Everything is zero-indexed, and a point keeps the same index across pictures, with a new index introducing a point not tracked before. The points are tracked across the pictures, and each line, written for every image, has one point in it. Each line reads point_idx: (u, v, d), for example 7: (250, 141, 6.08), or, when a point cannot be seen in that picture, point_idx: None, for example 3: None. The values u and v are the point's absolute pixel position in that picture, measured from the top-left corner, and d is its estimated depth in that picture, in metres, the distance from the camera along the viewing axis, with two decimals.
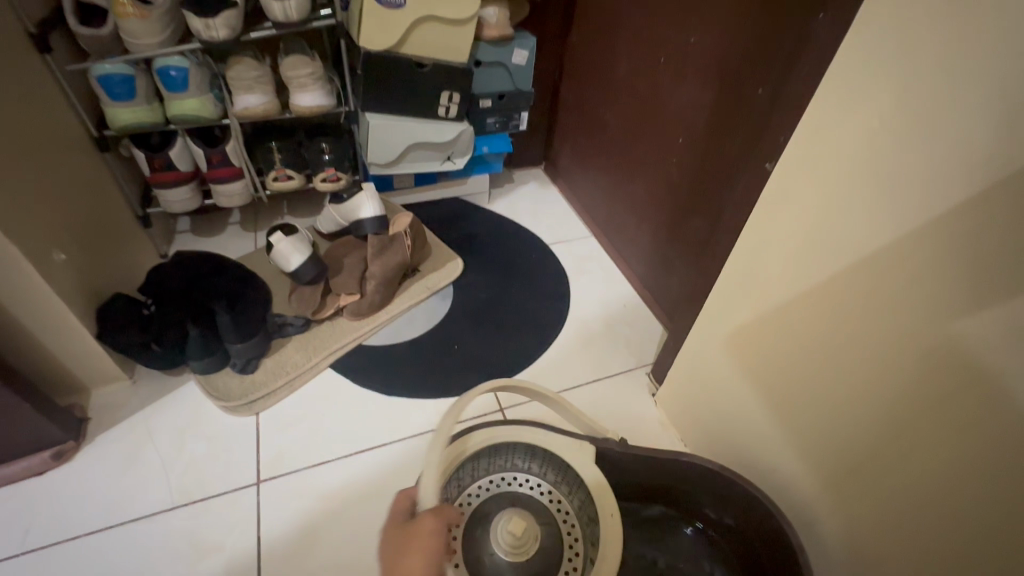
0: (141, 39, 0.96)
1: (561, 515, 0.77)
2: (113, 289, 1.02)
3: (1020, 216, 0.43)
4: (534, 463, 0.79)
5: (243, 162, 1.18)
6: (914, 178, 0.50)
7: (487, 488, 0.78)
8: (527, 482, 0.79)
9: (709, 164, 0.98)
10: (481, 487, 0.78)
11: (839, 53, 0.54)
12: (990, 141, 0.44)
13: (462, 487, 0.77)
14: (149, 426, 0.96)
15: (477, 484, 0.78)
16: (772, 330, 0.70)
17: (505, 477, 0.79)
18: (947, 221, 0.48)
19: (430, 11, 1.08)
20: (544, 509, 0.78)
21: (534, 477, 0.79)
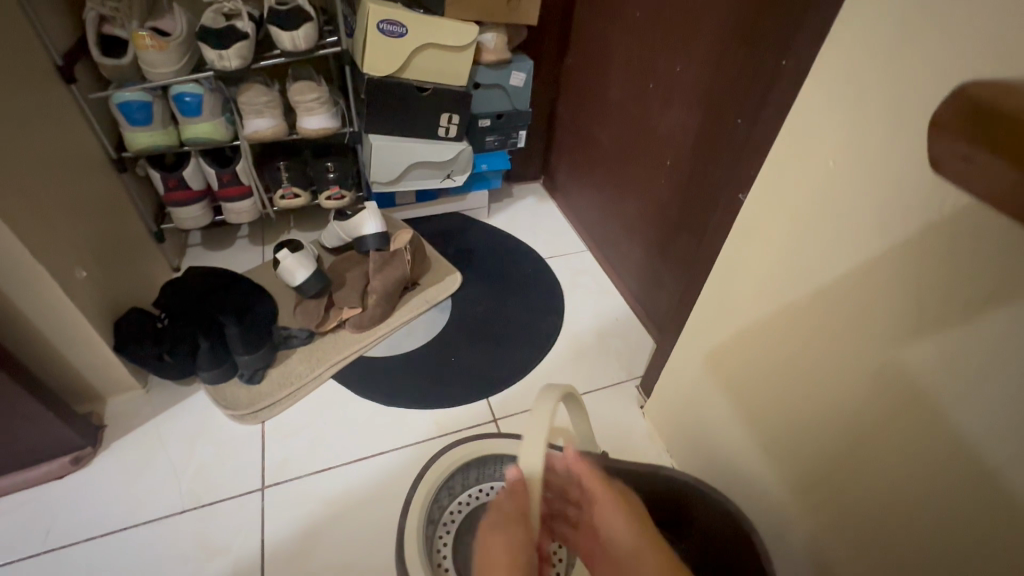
0: (158, 68, 1.02)
1: None
2: (128, 302, 1.08)
3: (950, 253, 0.47)
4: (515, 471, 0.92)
5: (252, 181, 1.24)
6: (863, 214, 0.54)
7: (476, 496, 0.92)
8: None
9: (694, 188, 1.02)
10: (470, 496, 0.91)
11: (799, 96, 0.58)
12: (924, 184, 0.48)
13: (453, 496, 0.90)
14: (161, 433, 1.01)
15: (465, 494, 0.91)
16: (745, 348, 0.74)
17: (491, 486, 0.93)
18: (890, 254, 0.52)
19: (430, 40, 1.14)
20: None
21: None
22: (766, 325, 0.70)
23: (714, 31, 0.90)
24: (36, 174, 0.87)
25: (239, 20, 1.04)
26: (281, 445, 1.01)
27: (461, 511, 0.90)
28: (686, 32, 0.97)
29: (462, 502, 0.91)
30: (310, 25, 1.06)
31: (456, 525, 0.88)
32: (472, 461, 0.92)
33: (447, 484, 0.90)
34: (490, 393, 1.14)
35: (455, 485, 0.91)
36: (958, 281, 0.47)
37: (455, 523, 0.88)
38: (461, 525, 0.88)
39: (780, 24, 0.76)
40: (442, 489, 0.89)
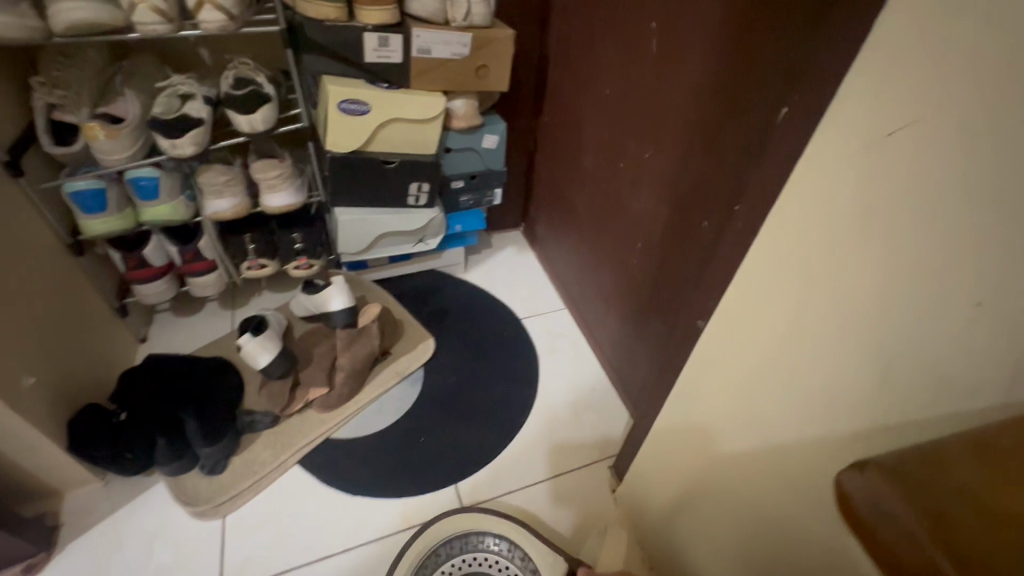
0: (111, 155, 0.99)
1: None
2: (87, 392, 1.05)
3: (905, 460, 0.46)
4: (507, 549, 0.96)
5: (217, 255, 1.22)
6: None
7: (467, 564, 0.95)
8: (496, 564, 0.95)
9: (664, 276, 1.00)
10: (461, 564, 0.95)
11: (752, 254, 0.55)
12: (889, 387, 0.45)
13: (445, 561, 0.95)
14: (119, 531, 1.00)
15: (440, 570, 0.94)
16: (721, 473, 0.72)
17: (481, 559, 0.96)
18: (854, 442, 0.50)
19: (395, 115, 1.11)
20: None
21: (503, 560, 0.96)
22: (743, 460, 0.68)
23: (681, 128, 0.86)
24: None
25: (193, 103, 1.02)
26: (239, 543, 1.00)
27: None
28: (654, 122, 0.93)
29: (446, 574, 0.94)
30: (269, 107, 1.04)
31: None
32: (459, 531, 0.97)
33: (430, 554, 0.95)
34: (459, 478, 1.12)
35: (440, 555, 0.95)
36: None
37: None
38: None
39: (747, 139, 0.72)
40: (439, 548, 0.96)
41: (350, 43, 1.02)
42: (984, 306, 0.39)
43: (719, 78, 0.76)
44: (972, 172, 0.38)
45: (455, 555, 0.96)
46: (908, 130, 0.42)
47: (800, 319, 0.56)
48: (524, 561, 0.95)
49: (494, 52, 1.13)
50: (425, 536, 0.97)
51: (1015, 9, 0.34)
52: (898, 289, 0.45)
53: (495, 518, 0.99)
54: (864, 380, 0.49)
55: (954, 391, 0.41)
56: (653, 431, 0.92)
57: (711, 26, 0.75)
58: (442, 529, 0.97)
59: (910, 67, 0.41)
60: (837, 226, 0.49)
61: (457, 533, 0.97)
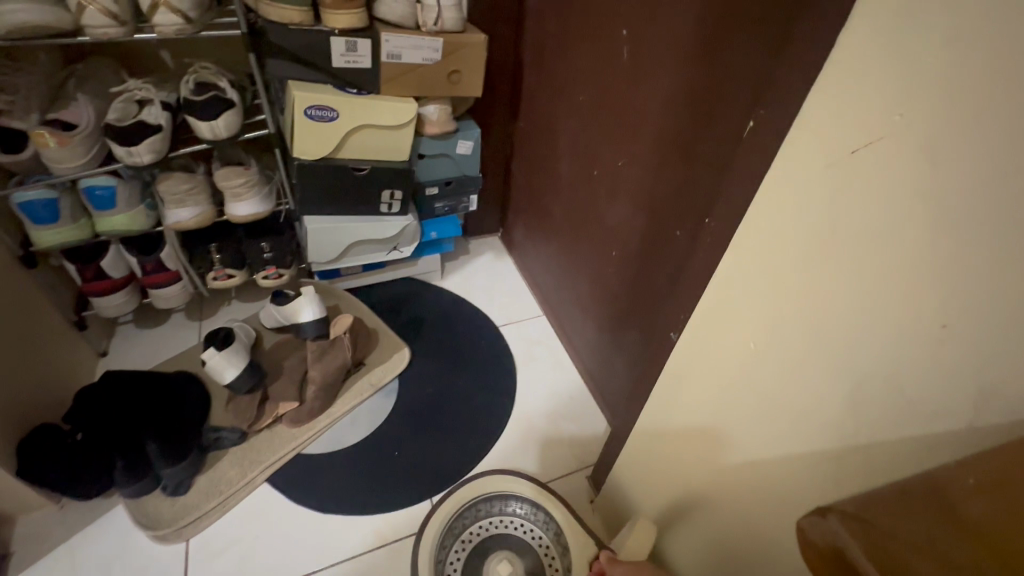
0: (63, 163, 0.94)
1: (548, 562, 0.92)
2: (42, 412, 1.01)
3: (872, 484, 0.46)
4: (544, 521, 0.94)
5: (180, 265, 1.18)
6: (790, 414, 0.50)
7: (504, 524, 0.96)
8: (531, 530, 0.95)
9: (638, 285, 0.99)
10: (499, 521, 0.96)
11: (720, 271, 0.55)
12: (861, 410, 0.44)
13: (486, 515, 0.95)
14: (75, 558, 0.95)
15: (475, 525, 0.95)
16: (695, 487, 0.71)
17: (519, 523, 0.95)
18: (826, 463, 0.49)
19: (365, 121, 1.08)
20: (538, 560, 0.93)
21: (539, 529, 0.94)
22: (715, 477, 0.67)
23: (654, 136, 0.85)
24: None
25: (150, 109, 0.98)
26: (203, 567, 0.96)
27: (484, 531, 0.95)
28: (627, 131, 0.92)
29: (484, 525, 0.95)
30: (232, 113, 1.00)
31: (474, 538, 0.94)
32: (500, 492, 0.95)
33: (472, 506, 0.94)
34: (433, 492, 1.09)
35: (480, 510, 0.95)
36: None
37: (467, 549, 0.93)
38: (473, 546, 0.94)
39: (719, 149, 0.71)
40: (482, 503, 0.95)
41: (317, 47, 1.00)
42: (949, 327, 0.38)
43: (690, 89, 0.75)
44: (935, 193, 0.38)
45: (495, 508, 0.96)
46: (872, 148, 0.41)
47: (771, 335, 0.55)
48: (548, 524, 0.93)
49: (466, 58, 1.11)
50: (469, 488, 0.95)
51: (976, 31, 0.34)
52: (864, 308, 0.44)
53: (541, 490, 0.94)
54: (833, 398, 0.48)
55: (922, 413, 0.41)
56: (629, 443, 0.90)
57: (682, 36, 0.75)
58: (485, 486, 0.95)
59: (873, 84, 0.41)
60: (804, 243, 0.49)
61: (503, 492, 0.95)
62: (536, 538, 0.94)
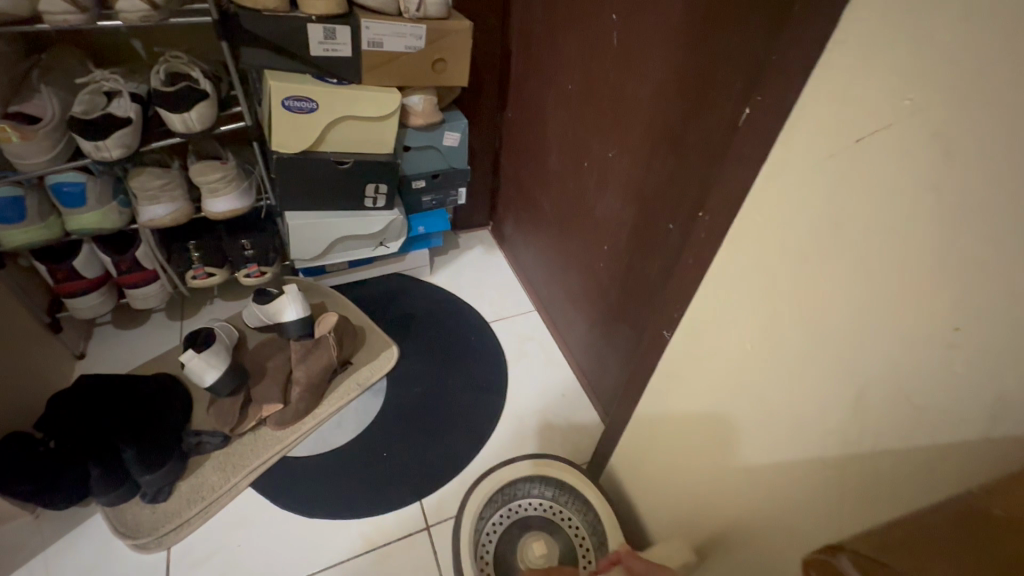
0: (27, 159, 0.90)
1: (583, 554, 0.89)
2: (15, 418, 0.97)
3: (871, 494, 0.43)
4: (584, 515, 0.90)
5: (157, 264, 1.13)
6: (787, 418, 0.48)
7: (547, 507, 0.93)
8: (571, 523, 0.92)
9: (630, 280, 0.96)
10: (542, 505, 0.93)
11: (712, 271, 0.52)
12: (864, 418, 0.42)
13: (531, 495, 0.93)
14: (52, 568, 0.92)
15: (518, 503, 0.93)
16: (693, 488, 0.69)
17: (561, 511, 0.93)
18: (828, 469, 0.47)
19: (346, 113, 1.04)
20: (572, 551, 0.90)
21: (579, 523, 0.91)
22: (712, 480, 0.64)
23: (644, 127, 0.82)
24: None
25: (119, 101, 0.93)
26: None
27: (528, 508, 0.93)
28: (617, 120, 0.89)
29: (533, 504, 0.93)
30: (205, 104, 0.96)
31: (515, 514, 0.93)
32: (541, 476, 0.92)
33: (520, 482, 0.92)
34: (423, 494, 1.06)
35: (525, 488, 0.93)
36: (877, 516, 0.43)
37: (510, 519, 0.92)
38: (515, 519, 0.93)
39: (712, 139, 0.68)
40: (529, 482, 0.93)
41: (294, 34, 0.95)
42: (962, 330, 0.36)
43: (681, 76, 0.72)
44: (947, 186, 0.35)
45: (548, 493, 0.93)
46: (879, 136, 0.39)
47: (769, 335, 0.52)
48: (590, 520, 0.89)
49: (451, 45, 1.07)
50: (510, 470, 0.92)
51: (991, 9, 0.31)
52: (867, 308, 0.42)
53: (580, 477, 0.91)
54: (835, 401, 0.46)
55: (926, 422, 0.38)
56: (624, 442, 0.88)
57: (672, 21, 0.71)
58: (527, 468, 0.92)
59: (878, 67, 0.38)
60: (805, 239, 0.46)
61: (549, 474, 0.92)
62: (576, 533, 0.91)
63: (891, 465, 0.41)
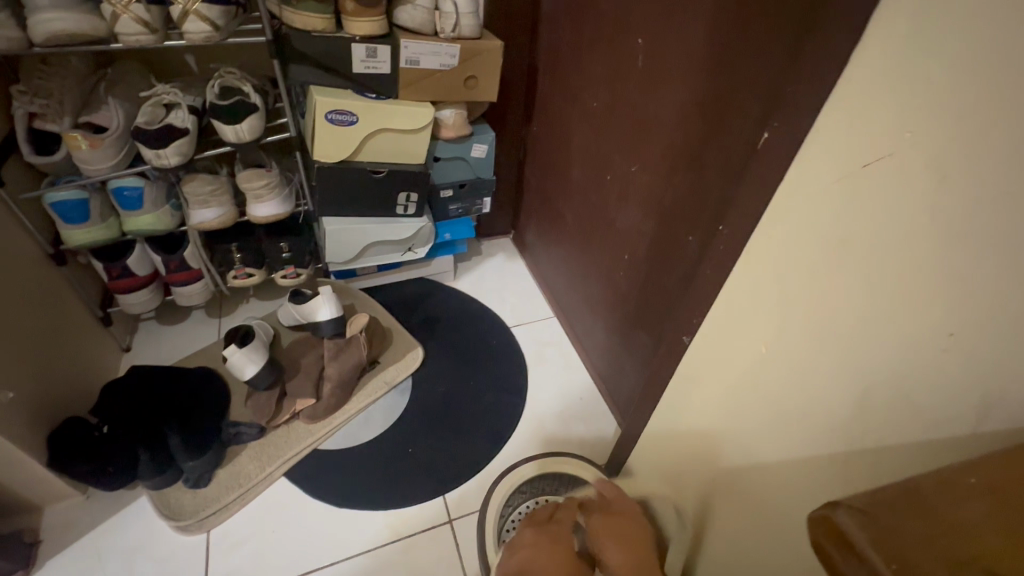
0: (93, 164, 0.97)
1: None
2: (71, 406, 1.04)
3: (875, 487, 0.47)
4: None
5: (202, 264, 1.21)
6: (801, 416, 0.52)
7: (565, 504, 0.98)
8: None
9: (650, 289, 1.00)
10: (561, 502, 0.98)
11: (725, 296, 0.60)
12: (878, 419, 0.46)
13: (551, 490, 0.98)
14: (101, 546, 0.98)
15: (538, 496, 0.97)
16: (709, 487, 0.72)
17: None
18: (836, 464, 0.51)
19: (383, 125, 1.11)
20: None
21: None
22: (727, 478, 0.68)
23: (666, 144, 0.87)
24: None
25: (177, 112, 1.01)
26: (224, 558, 0.99)
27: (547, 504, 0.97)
28: (639, 137, 0.94)
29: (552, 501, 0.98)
30: (255, 116, 1.03)
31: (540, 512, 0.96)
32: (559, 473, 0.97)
33: (542, 479, 0.97)
34: (446, 489, 1.11)
35: (545, 487, 0.97)
36: None
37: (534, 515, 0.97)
38: None
39: (731, 157, 0.72)
40: (549, 477, 0.98)
41: (338, 53, 1.02)
42: (955, 336, 0.40)
43: (702, 99, 0.77)
44: (943, 207, 0.39)
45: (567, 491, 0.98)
46: (883, 163, 0.43)
47: (782, 339, 0.56)
48: None
49: (482, 63, 1.13)
50: (532, 467, 0.96)
51: (983, 54, 0.35)
52: (872, 314, 0.46)
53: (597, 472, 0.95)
54: (842, 401, 0.50)
55: (926, 420, 0.42)
56: (642, 444, 0.92)
57: (694, 48, 0.77)
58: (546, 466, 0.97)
59: (886, 97, 0.42)
60: (816, 252, 0.50)
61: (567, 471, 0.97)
62: None
63: (895, 459, 0.45)
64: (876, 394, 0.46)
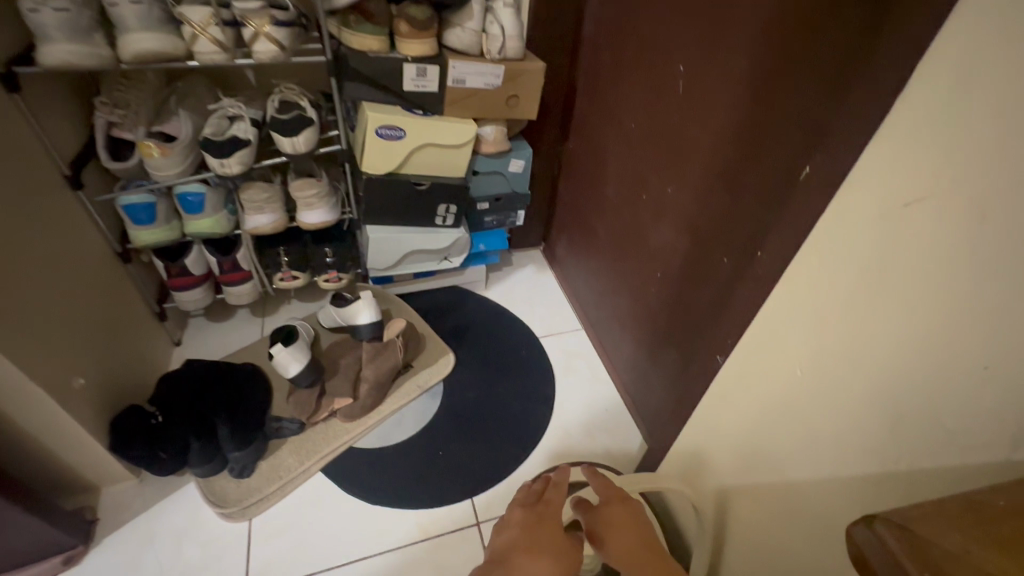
0: (162, 170, 1.05)
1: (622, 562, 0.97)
2: (130, 394, 1.11)
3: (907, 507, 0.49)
4: None
5: (253, 266, 1.28)
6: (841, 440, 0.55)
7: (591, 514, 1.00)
8: None
9: (681, 308, 1.03)
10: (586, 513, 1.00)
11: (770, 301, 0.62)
12: (913, 442, 0.48)
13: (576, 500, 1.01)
14: (151, 528, 1.04)
15: None
16: (739, 503, 0.74)
17: None
18: (868, 484, 0.53)
19: (428, 140, 1.16)
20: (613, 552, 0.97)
21: None
22: (758, 494, 0.70)
23: (703, 166, 0.90)
24: (52, 297, 0.91)
25: (240, 124, 1.08)
26: (263, 546, 1.04)
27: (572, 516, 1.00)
28: (676, 159, 0.97)
29: None
30: (310, 129, 1.09)
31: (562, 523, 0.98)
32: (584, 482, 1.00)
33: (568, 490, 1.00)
34: (474, 493, 1.15)
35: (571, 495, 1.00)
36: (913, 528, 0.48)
37: None
38: None
39: (769, 184, 0.75)
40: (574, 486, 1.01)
41: (390, 72, 1.08)
42: (991, 369, 0.42)
43: (742, 125, 0.79)
44: (982, 245, 0.42)
45: None
46: (924, 201, 0.46)
47: (817, 362, 0.59)
48: None
49: (524, 83, 1.18)
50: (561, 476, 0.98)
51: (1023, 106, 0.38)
52: (910, 342, 0.48)
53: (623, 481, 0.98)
54: (877, 425, 0.52)
55: (960, 445, 0.44)
56: (672, 458, 0.95)
57: (735, 77, 0.80)
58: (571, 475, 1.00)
59: (927, 139, 0.45)
60: (855, 281, 0.53)
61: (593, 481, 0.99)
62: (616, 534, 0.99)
63: (928, 481, 0.47)
64: (911, 420, 0.48)
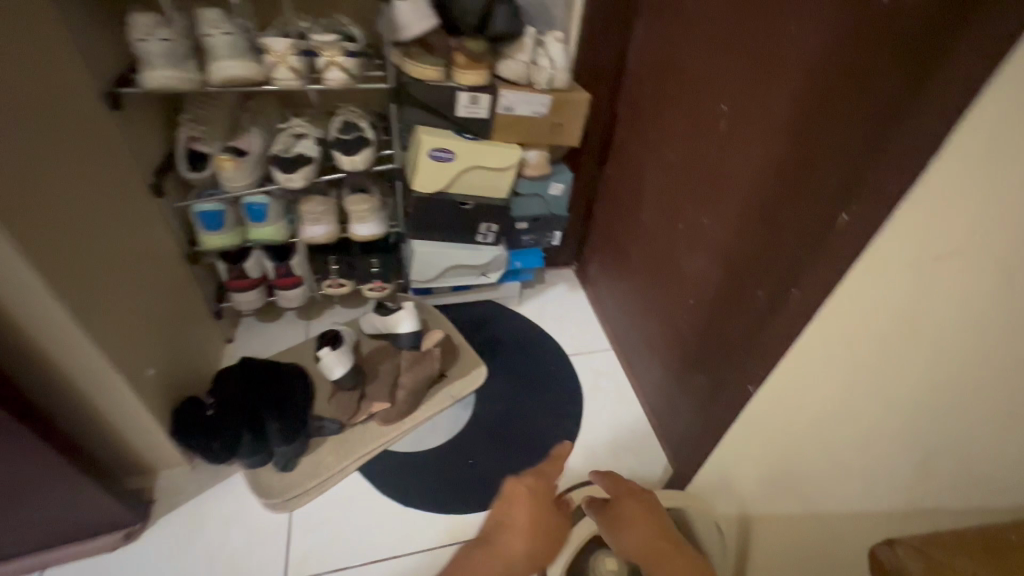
0: (233, 182, 1.14)
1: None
2: (189, 386, 1.20)
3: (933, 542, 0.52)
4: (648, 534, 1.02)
5: (305, 272, 1.37)
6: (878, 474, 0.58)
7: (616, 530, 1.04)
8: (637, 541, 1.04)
9: (712, 335, 1.06)
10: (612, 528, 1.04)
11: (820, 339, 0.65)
12: (943, 481, 0.51)
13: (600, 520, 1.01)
14: (201, 512, 1.12)
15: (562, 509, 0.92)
16: (765, 528, 0.77)
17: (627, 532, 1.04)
18: (900, 516, 0.56)
19: (476, 163, 1.22)
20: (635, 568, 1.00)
21: None
22: (788, 519, 0.73)
23: (741, 201, 0.94)
24: (134, 294, 1.01)
25: (305, 142, 1.17)
26: (303, 537, 1.10)
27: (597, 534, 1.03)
28: (714, 192, 1.01)
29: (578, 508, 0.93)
30: (368, 149, 1.17)
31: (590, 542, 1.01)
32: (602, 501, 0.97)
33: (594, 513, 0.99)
34: None
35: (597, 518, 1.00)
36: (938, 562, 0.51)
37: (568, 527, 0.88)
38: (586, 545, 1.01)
39: (805, 223, 0.78)
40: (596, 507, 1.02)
41: (445, 99, 1.14)
42: (1017, 417, 0.45)
43: (781, 166, 0.83)
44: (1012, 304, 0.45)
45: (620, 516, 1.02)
46: (956, 257, 0.49)
47: (848, 398, 0.62)
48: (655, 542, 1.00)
49: (570, 111, 1.24)
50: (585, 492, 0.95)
51: None
52: (940, 388, 0.51)
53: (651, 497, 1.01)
54: (906, 463, 0.55)
55: (988, 487, 0.47)
56: (699, 481, 0.98)
57: (776, 121, 0.84)
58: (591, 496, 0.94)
59: (963, 200, 0.49)
60: (890, 325, 0.56)
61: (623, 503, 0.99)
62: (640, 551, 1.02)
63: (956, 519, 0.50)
64: (941, 460, 0.51)
